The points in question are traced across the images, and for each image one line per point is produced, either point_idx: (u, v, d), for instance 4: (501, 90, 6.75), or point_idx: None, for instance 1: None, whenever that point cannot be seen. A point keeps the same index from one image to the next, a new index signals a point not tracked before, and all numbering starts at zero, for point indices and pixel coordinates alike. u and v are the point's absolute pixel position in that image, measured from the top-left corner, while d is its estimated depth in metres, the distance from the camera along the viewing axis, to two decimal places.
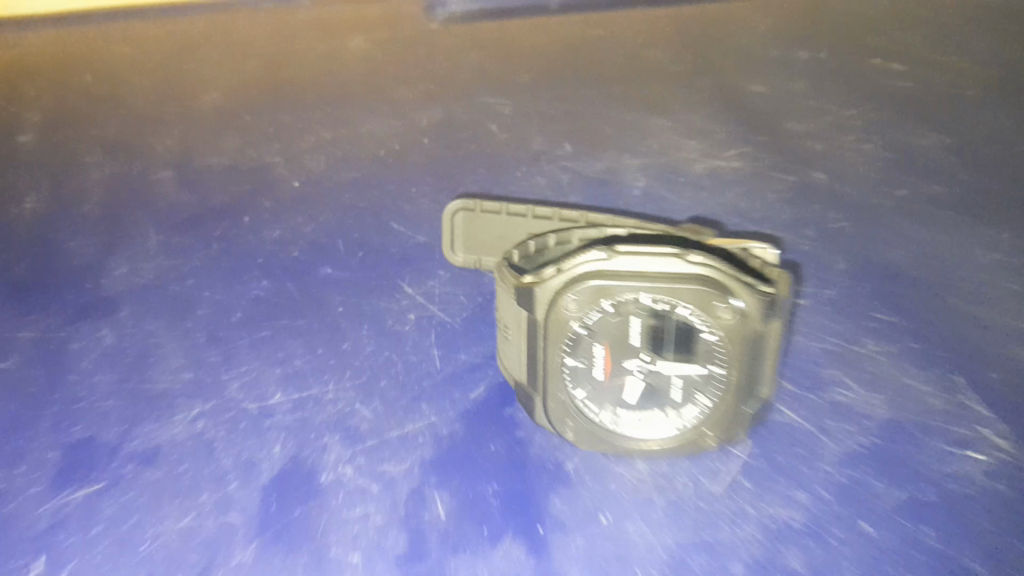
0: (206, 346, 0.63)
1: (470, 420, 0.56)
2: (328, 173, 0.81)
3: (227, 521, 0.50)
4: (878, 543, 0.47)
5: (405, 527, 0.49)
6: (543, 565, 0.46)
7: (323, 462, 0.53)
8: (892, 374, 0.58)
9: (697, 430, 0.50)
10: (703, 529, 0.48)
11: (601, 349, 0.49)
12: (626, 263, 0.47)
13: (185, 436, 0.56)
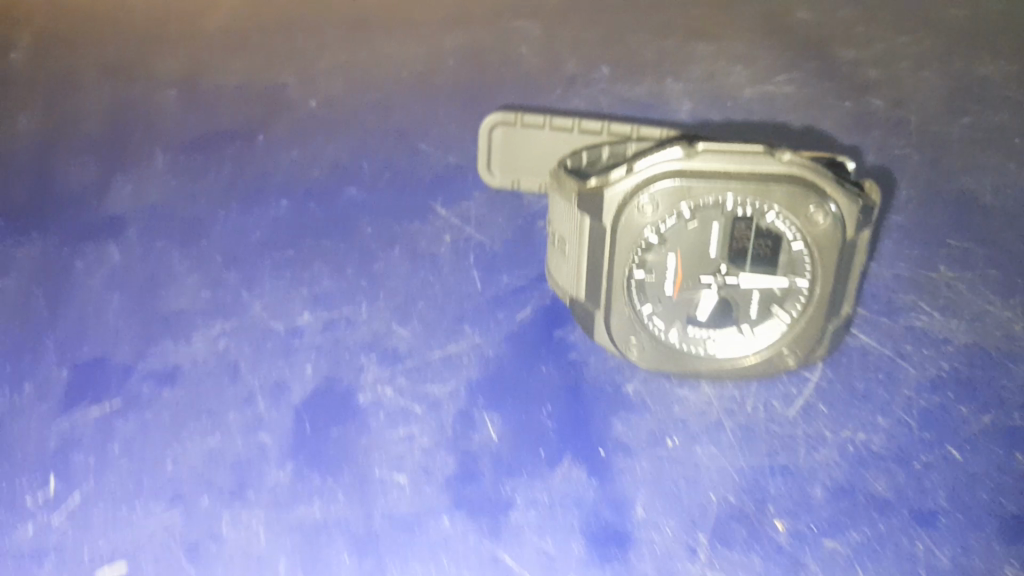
0: (225, 268, 0.57)
1: (518, 341, 0.51)
2: (344, 96, 0.75)
3: (257, 442, 0.45)
4: (968, 468, 0.43)
5: (453, 449, 0.44)
6: (608, 490, 0.42)
7: (361, 385, 0.48)
8: (974, 302, 0.53)
9: (777, 351, 0.45)
10: (778, 454, 0.44)
11: (674, 259, 0.44)
12: (708, 161, 0.42)
13: (204, 353, 0.51)
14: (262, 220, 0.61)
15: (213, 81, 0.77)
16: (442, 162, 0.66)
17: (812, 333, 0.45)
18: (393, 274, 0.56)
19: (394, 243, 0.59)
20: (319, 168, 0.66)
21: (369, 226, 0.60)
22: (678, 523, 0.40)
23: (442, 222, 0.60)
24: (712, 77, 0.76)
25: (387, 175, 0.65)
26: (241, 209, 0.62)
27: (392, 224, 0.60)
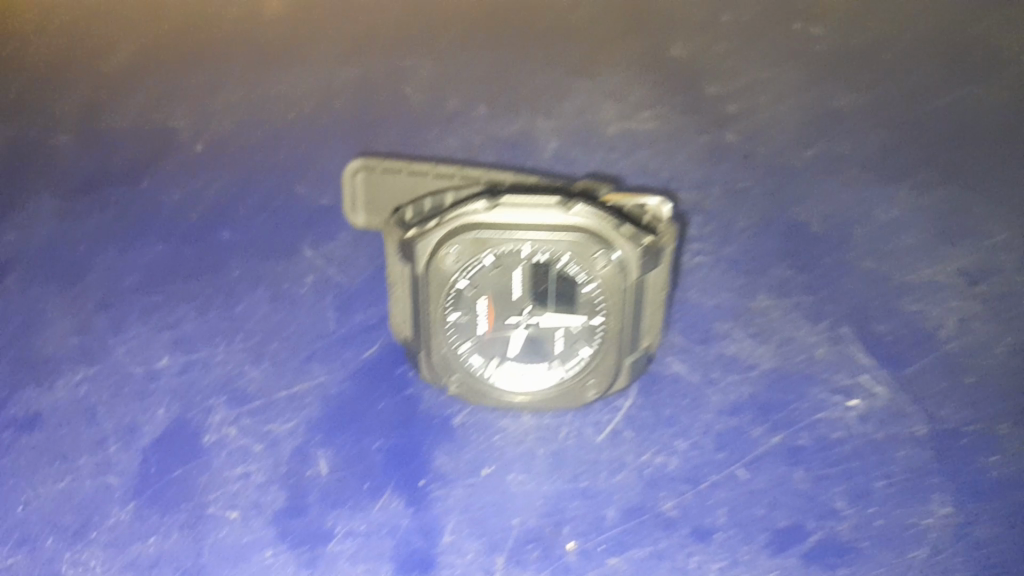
0: (98, 313, 0.60)
1: (359, 376, 0.54)
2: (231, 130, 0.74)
3: (105, 482, 0.50)
4: (742, 488, 0.49)
5: (285, 484, 0.49)
6: (422, 520, 0.47)
7: (208, 428, 0.52)
8: (791, 329, 0.58)
9: (579, 382, 0.50)
10: (569, 473, 0.49)
11: (482, 302, 0.49)
12: (505, 214, 0.47)
13: (65, 399, 0.54)
14: (140, 259, 0.65)
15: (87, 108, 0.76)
16: (311, 205, 0.69)
17: (610, 364, 0.50)
18: (253, 314, 0.60)
19: (259, 283, 0.62)
20: (196, 212, 0.68)
21: (239, 262, 0.64)
22: (481, 545, 0.46)
23: (307, 263, 0.64)
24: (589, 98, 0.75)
25: (254, 213, 0.68)
26: (118, 250, 0.66)
27: (261, 263, 0.64)
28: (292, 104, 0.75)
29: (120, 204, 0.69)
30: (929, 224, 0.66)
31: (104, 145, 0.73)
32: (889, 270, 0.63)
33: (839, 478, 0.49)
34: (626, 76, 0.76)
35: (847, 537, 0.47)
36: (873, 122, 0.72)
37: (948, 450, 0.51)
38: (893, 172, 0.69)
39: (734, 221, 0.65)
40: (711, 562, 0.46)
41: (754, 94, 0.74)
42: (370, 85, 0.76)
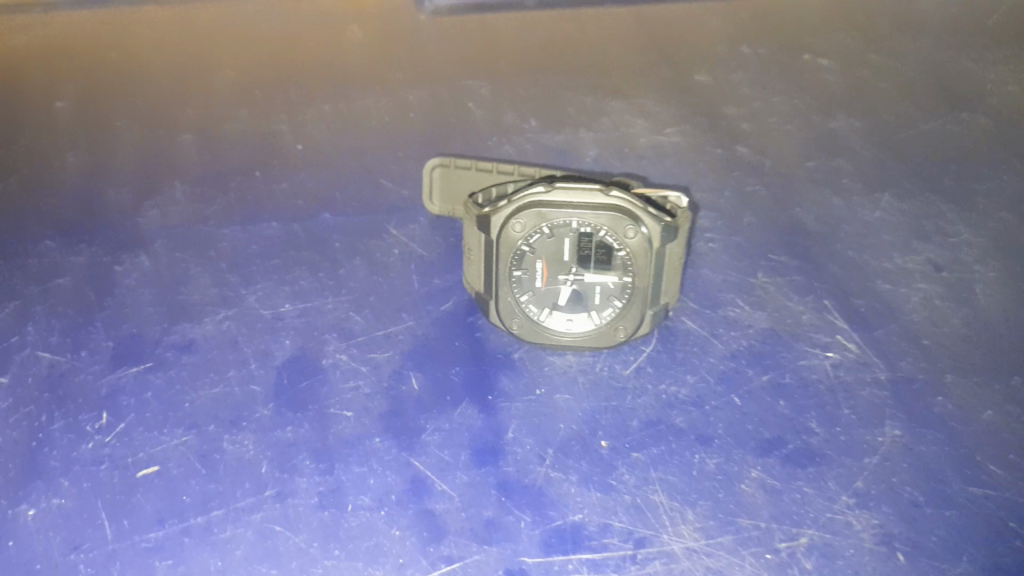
0: (229, 272, 0.76)
1: (440, 323, 0.70)
2: (326, 142, 0.93)
3: (251, 390, 0.64)
4: (738, 411, 0.62)
5: (387, 395, 0.64)
6: (491, 421, 0.62)
7: (326, 353, 0.68)
8: (783, 302, 0.72)
9: (612, 328, 0.65)
10: (605, 394, 0.63)
11: (540, 263, 0.64)
12: (560, 195, 0.63)
13: (212, 331, 0.69)
14: (251, 233, 0.80)
15: (222, 129, 0.95)
16: (397, 194, 0.85)
17: (635, 314, 0.64)
18: (354, 275, 0.76)
19: (353, 252, 0.78)
20: (302, 200, 0.85)
21: (338, 238, 0.80)
22: (536, 441, 0.60)
23: (394, 239, 0.79)
24: (614, 122, 0.96)
25: (346, 198, 0.85)
26: (241, 226, 0.81)
27: (354, 238, 0.80)
28: (381, 104, 1.00)
29: (239, 189, 0.86)
30: (919, 225, 0.80)
31: (234, 152, 0.91)
32: (867, 260, 0.77)
33: (814, 406, 0.63)
34: (657, 99, 1.01)
35: (817, 448, 0.60)
36: (882, 147, 0.91)
37: (904, 393, 0.64)
38: (864, 184, 0.86)
39: (741, 218, 0.82)
40: (710, 459, 0.59)
41: (780, 116, 0.97)
42: (442, 109, 0.98)
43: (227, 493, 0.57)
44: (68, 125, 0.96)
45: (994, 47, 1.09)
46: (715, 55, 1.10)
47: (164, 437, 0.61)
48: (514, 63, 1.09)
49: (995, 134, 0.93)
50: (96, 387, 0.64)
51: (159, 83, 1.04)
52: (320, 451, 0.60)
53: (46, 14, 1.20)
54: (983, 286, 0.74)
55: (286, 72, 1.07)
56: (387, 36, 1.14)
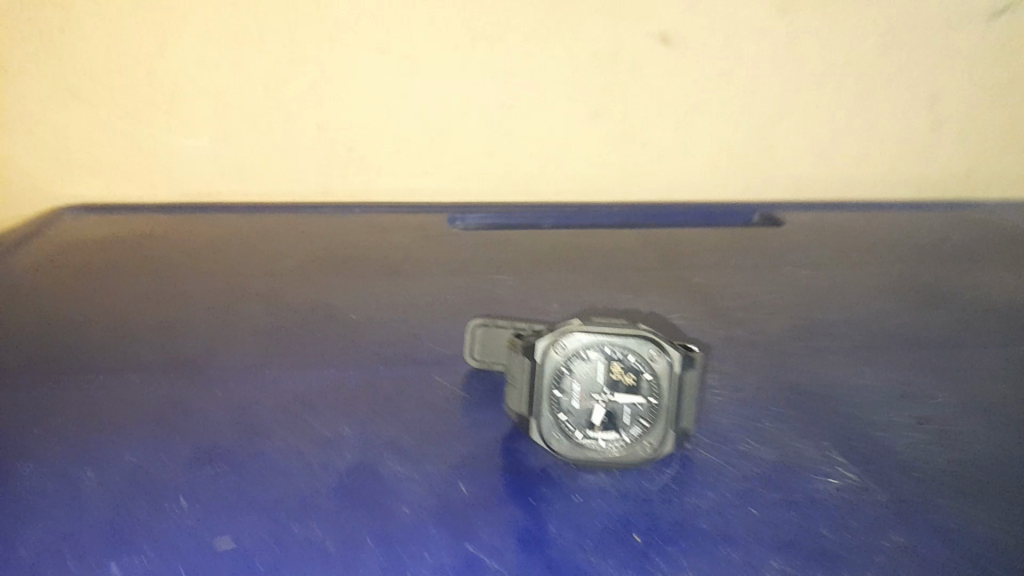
0: (295, 401, 0.87)
1: (484, 445, 0.79)
2: (380, 309, 1.12)
3: (316, 488, 0.71)
4: (756, 517, 0.69)
5: (439, 496, 0.71)
6: (535, 519, 0.68)
7: (385, 463, 0.75)
8: (786, 438, 0.82)
9: (640, 446, 0.74)
10: (637, 502, 0.71)
11: (577, 387, 0.75)
12: (595, 327, 0.75)
13: (280, 444, 0.78)
14: (314, 375, 0.93)
15: (284, 300, 1.14)
16: (442, 351, 1.00)
17: (659, 433, 0.74)
18: (405, 406, 0.86)
19: (405, 390, 0.90)
20: (359, 352, 0.99)
21: (390, 379, 0.92)
22: (575, 535, 0.66)
23: (440, 384, 0.92)
24: (625, 307, 1.14)
25: (398, 350, 1.00)
26: (307, 369, 0.94)
27: (405, 381, 0.92)
28: (423, 284, 1.22)
29: (304, 347, 1.00)
30: (900, 390, 0.93)
31: (293, 318, 1.08)
32: (856, 413, 0.88)
33: (824, 518, 0.69)
34: (660, 289, 1.22)
35: (830, 548, 0.66)
36: (849, 327, 1.12)
37: (903, 508, 0.71)
38: (843, 357, 1.02)
39: (743, 378, 0.95)
40: (735, 554, 0.65)
41: (760, 302, 1.19)
42: (475, 294, 1.18)
43: (297, 564, 0.62)
44: (149, 300, 1.12)
45: (948, 267, 1.38)
46: (707, 265, 1.33)
47: (241, 523, 0.67)
48: (532, 260, 1.32)
49: (938, 316, 1.17)
50: (176, 482, 0.71)
51: (234, 270, 1.25)
52: (383, 535, 0.66)
53: (140, 224, 1.44)
54: (963, 432, 0.85)
55: (339, 264, 1.29)
56: (427, 243, 1.41)
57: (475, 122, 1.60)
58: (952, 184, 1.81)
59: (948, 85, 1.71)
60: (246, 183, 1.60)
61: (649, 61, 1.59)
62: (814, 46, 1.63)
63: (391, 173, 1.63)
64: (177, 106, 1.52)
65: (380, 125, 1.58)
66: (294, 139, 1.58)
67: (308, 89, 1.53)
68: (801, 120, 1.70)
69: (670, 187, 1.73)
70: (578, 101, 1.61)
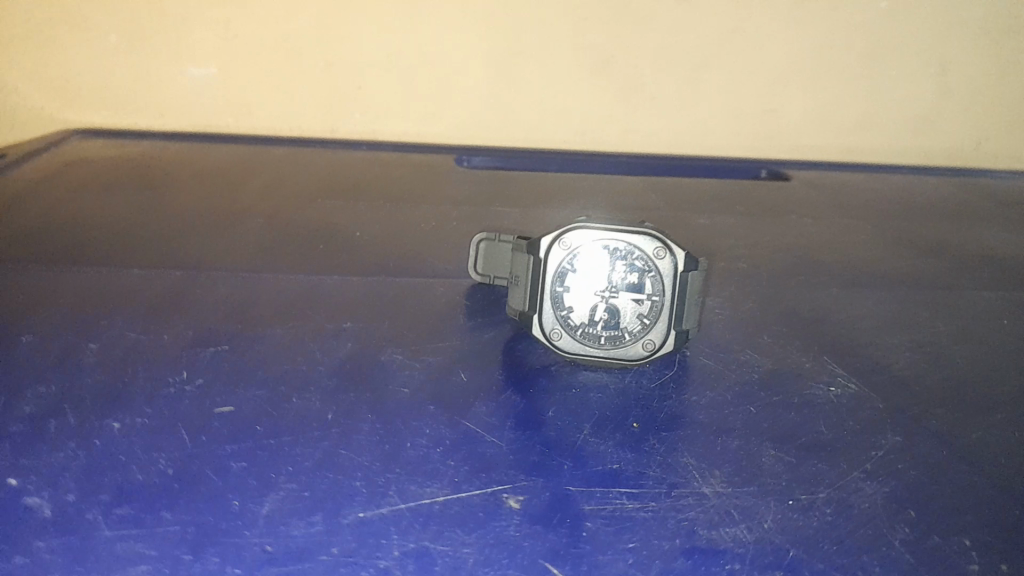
0: (296, 299, 0.87)
1: (484, 344, 0.80)
2: (383, 231, 1.12)
3: (316, 368, 0.72)
4: (753, 414, 0.69)
5: (438, 383, 0.71)
6: (533, 405, 0.68)
7: (385, 353, 0.76)
8: (785, 353, 0.82)
9: (641, 345, 0.74)
10: (634, 397, 0.71)
11: (579, 285, 0.75)
12: (599, 224, 0.74)
13: (281, 333, 0.78)
14: (316, 280, 0.93)
15: (288, 220, 1.15)
16: (445, 267, 1.00)
17: (660, 330, 0.74)
18: (407, 309, 0.87)
19: (407, 297, 0.90)
20: (361, 264, 0.99)
21: (392, 287, 0.93)
22: (572, 419, 0.67)
23: (442, 293, 0.92)
24: None
25: (401, 264, 1.00)
26: (309, 275, 0.94)
27: (407, 290, 0.92)
28: (427, 212, 1.22)
29: (307, 257, 1.00)
30: (900, 321, 0.94)
31: (295, 235, 1.08)
32: (856, 337, 0.88)
33: (821, 417, 0.70)
34: (663, 226, 1.22)
35: (825, 441, 0.66)
36: (851, 267, 1.12)
37: (899, 414, 0.72)
38: (845, 291, 1.02)
39: (744, 304, 0.95)
40: (731, 441, 0.65)
41: (766, 243, 1.19)
42: (479, 222, 1.18)
43: (297, 429, 0.61)
44: (152, 215, 1.12)
45: (951, 226, 1.38)
46: (711, 210, 1.33)
47: (240, 392, 0.66)
48: (537, 198, 1.32)
49: (940, 265, 1.16)
50: (176, 357, 0.72)
51: (239, 194, 1.25)
52: (381, 410, 0.65)
53: (145, 150, 1.44)
54: (961, 358, 0.85)
55: (342, 193, 1.29)
56: (432, 179, 1.41)
57: (484, 68, 1.59)
58: (959, 154, 1.81)
59: (960, 53, 1.70)
60: (253, 118, 1.60)
61: (661, 14, 1.58)
62: (828, 7, 1.62)
63: (397, 115, 1.62)
64: (186, 36, 1.52)
65: (388, 65, 1.57)
66: (301, 76, 1.57)
67: (317, 25, 1.53)
68: (811, 82, 1.69)
69: (677, 143, 1.72)
70: (589, 51, 1.60)
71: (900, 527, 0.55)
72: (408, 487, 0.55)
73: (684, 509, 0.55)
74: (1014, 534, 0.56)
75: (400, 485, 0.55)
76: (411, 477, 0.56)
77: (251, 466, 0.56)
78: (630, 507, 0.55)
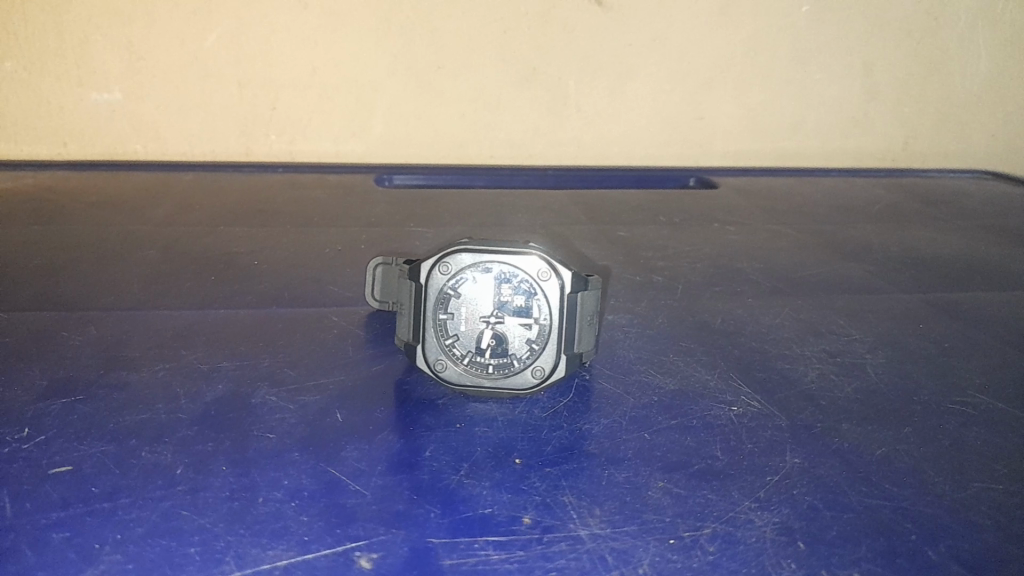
0: (172, 339, 0.81)
1: (368, 379, 0.75)
2: (283, 258, 1.06)
3: (176, 416, 0.66)
4: (647, 441, 0.65)
5: (310, 425, 0.66)
6: (411, 445, 0.64)
7: (257, 395, 0.70)
8: (690, 372, 0.79)
9: (532, 373, 0.70)
10: (522, 429, 0.67)
11: (464, 312, 0.70)
12: (484, 247, 0.70)
13: (146, 376, 0.73)
14: (199, 315, 0.87)
15: (182, 250, 1.08)
16: (343, 295, 0.95)
17: (550, 355, 0.70)
18: (292, 344, 0.81)
19: (296, 329, 0.85)
20: (252, 295, 0.94)
21: (281, 320, 0.87)
22: (452, 458, 0.62)
23: (335, 324, 0.87)
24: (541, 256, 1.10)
25: (296, 293, 0.95)
26: (193, 310, 0.89)
27: (297, 322, 0.87)
28: (335, 236, 1.16)
29: (195, 291, 0.94)
30: (815, 330, 0.91)
31: (186, 267, 1.02)
32: (767, 350, 0.85)
33: (719, 442, 0.66)
34: (582, 242, 1.18)
35: (719, 467, 0.62)
36: (771, 275, 1.09)
37: (801, 432, 0.68)
38: (761, 301, 0.99)
39: (654, 320, 0.91)
40: (620, 473, 0.61)
41: (687, 253, 1.16)
42: (388, 244, 1.13)
43: (138, 488, 0.56)
44: (31, 251, 1.05)
45: (876, 227, 1.36)
46: (634, 222, 1.30)
47: (84, 449, 0.61)
48: (452, 217, 1.27)
49: (860, 268, 1.14)
50: (20, 412, 0.66)
51: (135, 224, 1.18)
52: (238, 462, 0.60)
53: (42, 180, 1.37)
54: (872, 367, 0.82)
55: (248, 218, 1.23)
56: (347, 200, 1.35)
57: (403, 84, 1.55)
58: (888, 153, 1.81)
59: (883, 54, 1.71)
60: (163, 143, 1.54)
61: (582, 22, 1.55)
62: (749, 10, 1.61)
63: (315, 135, 1.57)
64: (86, 62, 1.45)
65: (303, 85, 1.52)
66: (212, 98, 1.51)
67: (227, 43, 1.47)
68: (737, 88, 1.68)
69: (606, 152, 1.69)
70: (511, 59, 1.56)
71: (785, 563, 0.52)
72: (249, 551, 0.51)
73: (554, 557, 0.51)
74: (908, 560, 0.53)
75: (240, 549, 0.51)
76: (254, 537, 0.52)
77: (74, 536, 0.51)
78: (495, 558, 0.51)
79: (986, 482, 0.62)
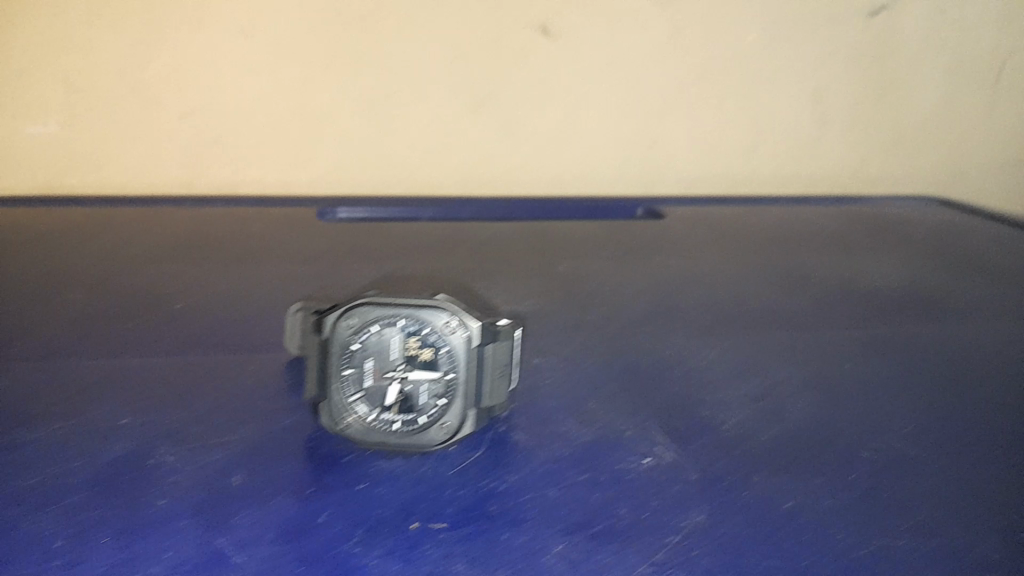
0: (78, 391, 0.78)
1: (276, 433, 0.73)
2: (211, 299, 1.04)
3: (66, 480, 0.64)
4: (552, 500, 0.64)
5: (205, 487, 0.64)
6: (307, 508, 0.62)
7: (156, 454, 0.68)
8: (609, 420, 0.77)
9: (439, 429, 0.68)
10: (426, 488, 0.65)
11: (370, 366, 0.69)
12: (390, 300, 0.69)
13: (43, 434, 0.70)
14: (111, 363, 0.85)
15: (106, 292, 1.06)
16: (266, 339, 0.93)
17: (458, 410, 0.68)
18: (204, 395, 0.79)
19: (210, 379, 0.82)
20: (172, 341, 0.91)
21: (197, 368, 0.85)
22: (347, 523, 0.60)
23: (253, 371, 0.84)
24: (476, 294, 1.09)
25: (218, 338, 0.92)
26: (106, 358, 0.86)
27: (213, 370, 0.84)
28: (267, 274, 1.14)
29: (112, 336, 0.92)
30: (742, 372, 0.90)
31: (108, 310, 0.99)
32: (691, 394, 0.84)
33: (624, 499, 0.65)
34: (521, 278, 1.17)
35: (619, 528, 0.61)
36: (708, 311, 1.08)
37: (711, 486, 0.67)
38: (693, 340, 0.98)
39: (581, 362, 0.90)
40: (517, 537, 0.59)
41: (626, 289, 1.15)
42: (321, 284, 1.11)
43: (9, 564, 0.55)
44: None
45: (820, 257, 1.36)
46: (578, 256, 1.29)
47: None
48: (392, 252, 1.26)
49: (797, 302, 1.14)
50: None
51: (63, 262, 1.16)
52: (123, 530, 0.58)
53: None
54: (794, 412, 0.81)
55: (181, 255, 1.21)
56: (287, 234, 1.33)
57: (351, 114, 1.54)
58: (839, 179, 1.82)
59: (833, 81, 1.72)
60: (103, 174, 1.51)
61: (532, 51, 1.55)
62: (699, 40, 1.62)
63: (261, 166, 1.55)
64: (22, 94, 1.43)
65: (249, 115, 1.51)
66: (155, 129, 1.49)
67: (169, 74, 1.45)
68: (688, 116, 1.68)
69: (557, 181, 1.68)
70: (461, 89, 1.56)
71: None
72: None
73: None
74: None
75: None
76: None
77: None
78: None
79: (889, 538, 0.62)
